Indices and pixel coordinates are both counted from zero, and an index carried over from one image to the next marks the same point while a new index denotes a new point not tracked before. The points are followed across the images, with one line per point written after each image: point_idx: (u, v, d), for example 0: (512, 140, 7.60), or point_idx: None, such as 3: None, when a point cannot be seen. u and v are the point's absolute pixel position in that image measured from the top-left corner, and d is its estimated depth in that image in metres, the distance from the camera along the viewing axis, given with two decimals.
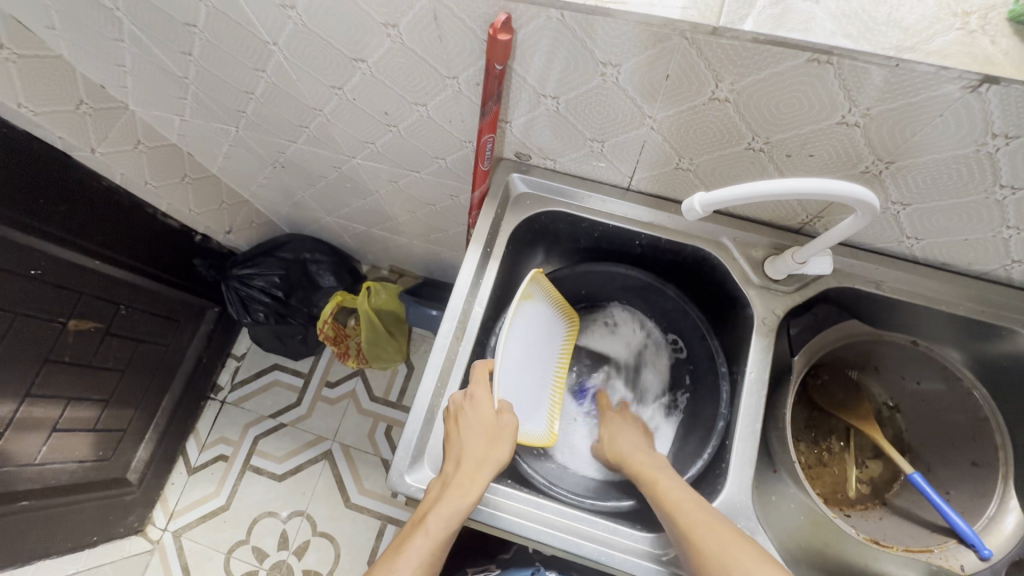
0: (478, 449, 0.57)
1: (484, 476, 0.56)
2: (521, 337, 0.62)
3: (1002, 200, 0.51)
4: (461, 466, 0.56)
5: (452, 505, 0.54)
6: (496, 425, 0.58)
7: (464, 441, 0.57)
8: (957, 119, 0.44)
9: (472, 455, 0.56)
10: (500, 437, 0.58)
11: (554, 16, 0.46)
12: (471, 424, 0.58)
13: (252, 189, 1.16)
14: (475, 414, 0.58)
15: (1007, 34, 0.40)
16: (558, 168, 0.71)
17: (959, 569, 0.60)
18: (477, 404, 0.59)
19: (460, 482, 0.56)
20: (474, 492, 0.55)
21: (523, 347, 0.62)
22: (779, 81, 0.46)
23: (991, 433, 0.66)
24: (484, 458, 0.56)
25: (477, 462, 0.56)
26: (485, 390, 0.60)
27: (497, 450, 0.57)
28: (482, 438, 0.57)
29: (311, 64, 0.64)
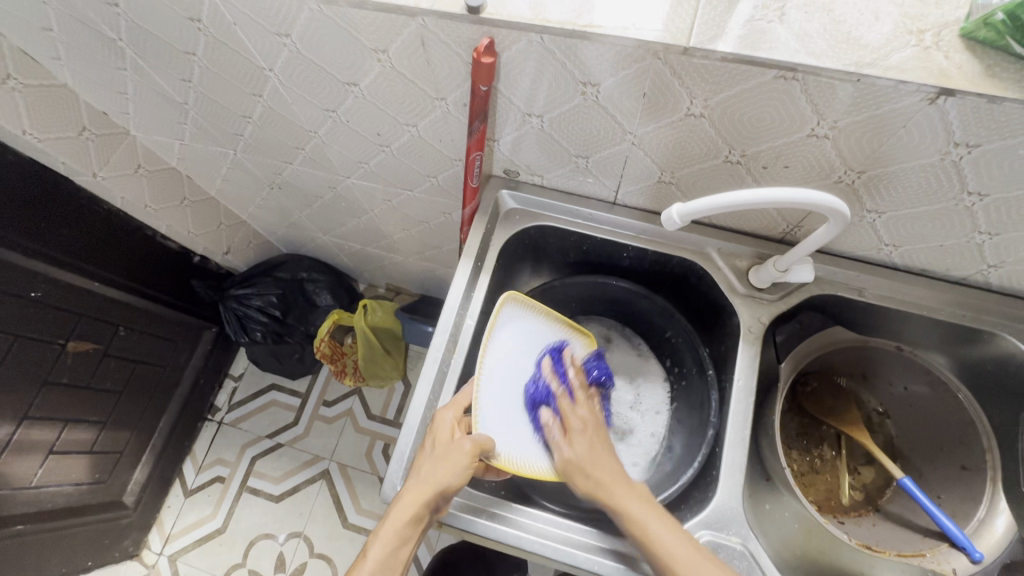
0: (430, 468, 0.56)
1: (430, 499, 0.54)
2: (499, 358, 0.65)
3: (971, 206, 0.53)
4: (409, 486, 0.56)
5: (393, 527, 0.53)
6: (447, 445, 0.58)
7: (420, 463, 0.57)
8: (920, 129, 0.46)
9: (421, 475, 0.56)
10: (448, 456, 0.57)
11: (535, 40, 0.49)
12: (426, 449, 0.58)
13: (250, 211, 1.18)
14: (434, 437, 0.59)
15: (959, 50, 0.43)
16: (546, 184, 0.73)
17: (950, 572, 0.61)
18: (433, 428, 0.60)
19: (404, 501, 0.54)
20: (414, 511, 0.54)
21: (505, 368, 0.65)
22: (749, 97, 0.48)
23: (978, 438, 0.66)
24: (431, 477, 0.55)
25: (424, 481, 0.55)
26: (451, 415, 0.61)
27: (448, 470, 0.56)
28: (433, 460, 0.57)
29: (306, 88, 0.67)
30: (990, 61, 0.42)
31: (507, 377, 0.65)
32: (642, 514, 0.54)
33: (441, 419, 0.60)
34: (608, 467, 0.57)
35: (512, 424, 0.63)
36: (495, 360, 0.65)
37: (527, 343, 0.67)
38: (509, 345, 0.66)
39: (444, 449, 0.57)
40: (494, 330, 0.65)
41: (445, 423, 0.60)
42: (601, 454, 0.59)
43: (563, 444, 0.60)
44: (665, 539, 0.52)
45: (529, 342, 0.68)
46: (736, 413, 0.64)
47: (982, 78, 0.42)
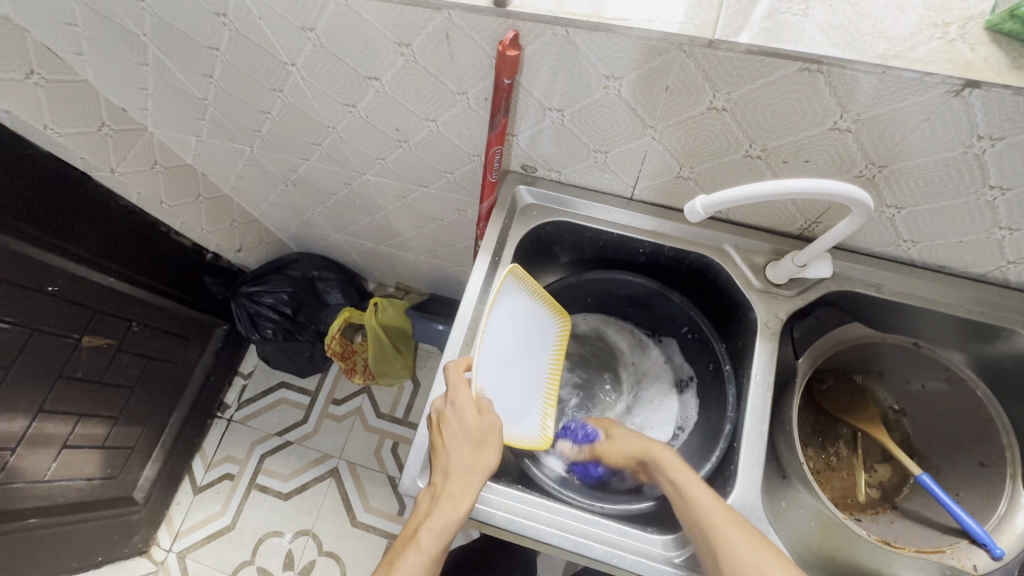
0: (468, 457, 0.57)
1: (477, 486, 0.57)
2: (499, 333, 0.60)
3: (992, 201, 0.53)
4: (452, 478, 0.57)
5: (447, 520, 0.54)
6: (481, 428, 0.57)
7: (453, 451, 0.57)
8: (943, 122, 0.46)
9: (464, 464, 0.57)
10: (487, 441, 0.57)
11: (559, 33, 0.49)
12: (456, 433, 0.57)
13: (264, 209, 1.19)
14: (461, 421, 0.57)
15: (985, 42, 0.43)
16: (563, 179, 0.73)
17: (972, 569, 0.59)
18: (460, 406, 0.58)
19: (453, 494, 0.56)
20: (465, 503, 0.55)
21: (500, 344, 0.60)
22: (773, 89, 0.48)
23: (997, 434, 0.65)
24: (473, 466, 0.57)
25: (467, 470, 0.57)
26: (464, 393, 0.59)
27: (488, 454, 0.57)
28: (471, 448, 0.57)
29: (326, 83, 0.67)
30: (1015, 53, 0.42)
31: (501, 355, 0.61)
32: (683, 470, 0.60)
33: (466, 396, 0.58)
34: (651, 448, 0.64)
35: (498, 398, 0.62)
36: (494, 338, 0.59)
37: (519, 318, 0.63)
38: (507, 321, 0.61)
39: (480, 433, 0.57)
40: (495, 304, 0.58)
41: (468, 404, 0.58)
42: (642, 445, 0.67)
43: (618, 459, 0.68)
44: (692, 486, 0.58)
45: (519, 318, 0.63)
46: (753, 408, 0.64)
47: (1007, 70, 0.42)
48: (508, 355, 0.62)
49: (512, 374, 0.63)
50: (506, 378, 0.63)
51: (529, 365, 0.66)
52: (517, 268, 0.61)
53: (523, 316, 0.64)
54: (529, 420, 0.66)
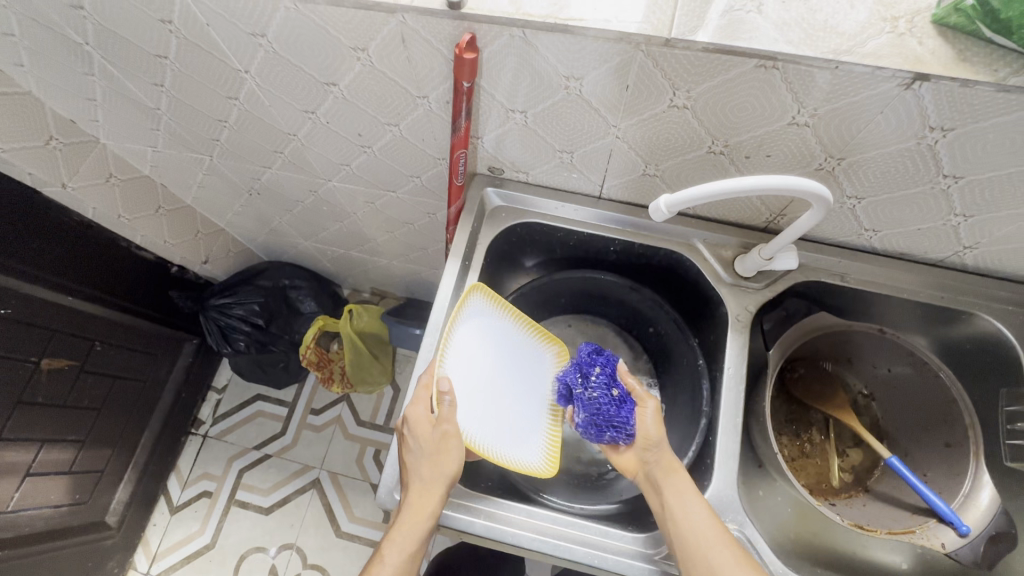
0: (426, 466, 0.57)
1: (438, 496, 0.56)
2: (467, 354, 0.64)
3: (946, 188, 0.54)
4: (414, 485, 0.57)
5: (409, 529, 0.54)
6: (435, 437, 0.58)
7: (413, 461, 0.58)
8: (896, 115, 0.47)
9: (421, 473, 0.57)
10: (443, 449, 0.57)
11: (517, 35, 0.48)
12: (417, 445, 0.58)
13: (229, 218, 1.16)
14: (416, 432, 0.59)
15: (932, 35, 0.43)
16: (530, 180, 0.73)
17: (940, 548, 0.62)
18: (416, 419, 0.59)
19: (413, 505, 0.56)
20: (426, 512, 0.55)
21: (473, 367, 0.65)
22: (730, 87, 0.48)
23: (960, 414, 0.68)
24: (430, 472, 0.57)
25: (426, 478, 0.57)
26: (422, 403, 0.59)
27: (445, 462, 0.57)
28: (429, 457, 0.57)
29: (283, 90, 0.65)
30: (961, 46, 0.42)
31: (472, 375, 0.64)
32: (678, 480, 0.58)
33: (421, 409, 0.59)
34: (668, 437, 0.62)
35: (488, 419, 0.64)
36: (461, 357, 0.64)
37: (494, 343, 0.67)
38: (476, 342, 0.66)
39: (435, 443, 0.58)
40: (460, 322, 0.64)
41: (421, 415, 0.59)
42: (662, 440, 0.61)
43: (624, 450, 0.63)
44: (693, 504, 0.56)
45: (489, 342, 0.67)
46: (727, 402, 0.65)
47: (955, 62, 0.42)
48: (485, 379, 0.65)
49: (496, 398, 0.65)
50: (488, 403, 0.64)
51: (520, 393, 0.68)
52: (485, 292, 0.66)
53: (500, 340, 0.68)
54: (534, 446, 0.66)
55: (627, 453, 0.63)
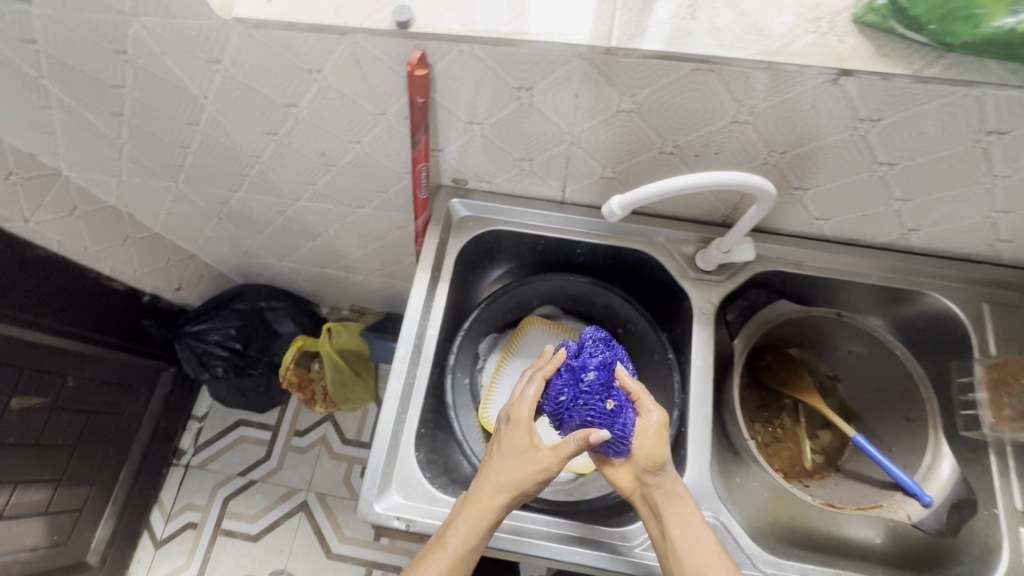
0: (508, 474, 0.55)
1: (509, 503, 0.55)
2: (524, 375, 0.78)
3: (883, 175, 0.57)
4: (486, 486, 0.55)
5: (467, 528, 0.54)
6: (531, 453, 0.55)
7: (495, 462, 0.57)
8: (827, 109, 0.50)
9: (501, 476, 0.55)
10: (537, 456, 0.55)
11: (466, 50, 0.50)
12: (506, 445, 0.57)
13: (199, 243, 1.15)
14: (508, 439, 0.57)
15: (852, 33, 0.46)
16: (494, 189, 0.74)
17: (906, 519, 0.64)
18: (516, 418, 0.57)
19: (479, 506, 0.55)
20: (492, 515, 0.54)
21: None
22: (672, 90, 0.50)
23: (918, 389, 0.70)
24: (510, 482, 0.55)
25: (503, 484, 0.55)
26: (524, 413, 0.57)
27: (526, 476, 0.55)
28: (520, 461, 0.55)
29: (242, 113, 0.66)
30: (879, 41, 0.45)
31: None
32: (683, 502, 0.57)
33: (525, 409, 0.57)
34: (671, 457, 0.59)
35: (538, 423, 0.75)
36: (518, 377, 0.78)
37: None
38: (534, 364, 0.79)
39: (524, 456, 0.56)
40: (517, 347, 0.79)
41: (520, 426, 0.57)
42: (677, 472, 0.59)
43: (620, 466, 0.59)
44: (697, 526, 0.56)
45: None
46: (696, 392, 0.67)
47: (876, 57, 0.45)
48: None
49: None
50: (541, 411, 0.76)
51: None
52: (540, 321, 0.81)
53: None
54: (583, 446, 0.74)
55: (623, 469, 0.58)
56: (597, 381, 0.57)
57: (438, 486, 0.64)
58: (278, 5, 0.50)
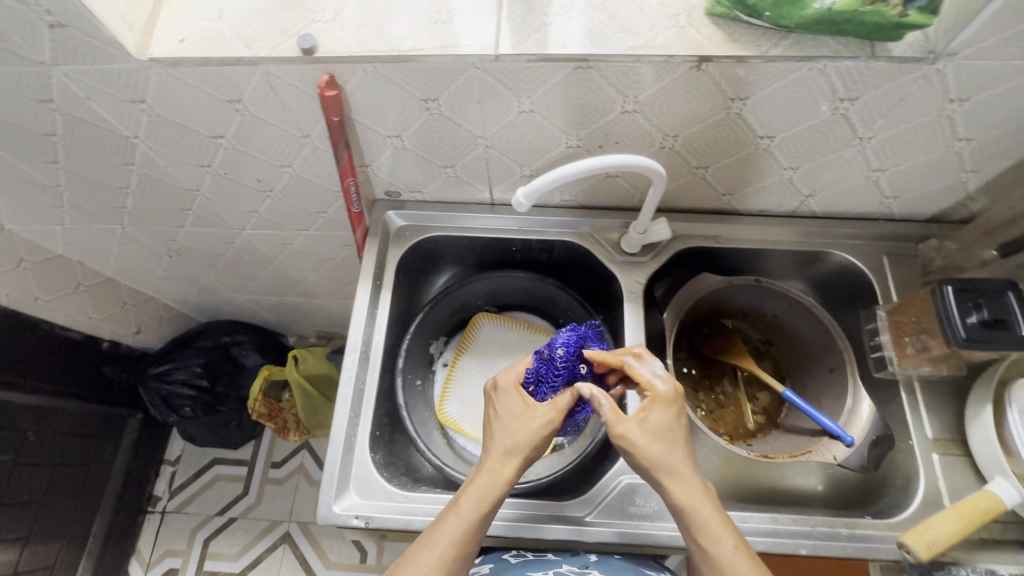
0: (514, 432, 0.55)
1: (519, 466, 0.54)
2: (477, 369, 0.82)
3: (767, 147, 0.63)
4: (496, 448, 0.55)
5: (484, 493, 0.53)
6: (534, 411, 0.56)
7: (500, 424, 0.56)
8: (700, 92, 0.55)
9: (511, 435, 0.55)
10: (538, 415, 0.56)
11: (369, 69, 0.54)
12: (505, 411, 0.57)
13: (154, 284, 1.16)
14: (505, 403, 0.57)
15: (707, 24, 0.52)
16: (427, 198, 0.78)
17: (834, 460, 0.68)
18: (505, 385, 0.59)
19: (492, 469, 0.54)
20: (505, 476, 0.54)
21: (481, 375, 0.81)
22: (561, 88, 0.55)
23: (835, 340, 0.76)
24: (519, 439, 0.55)
25: (513, 443, 0.55)
26: (511, 376, 0.59)
27: (533, 430, 0.55)
28: (522, 421, 0.56)
29: (174, 149, 0.69)
30: (731, 30, 0.52)
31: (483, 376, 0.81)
32: (701, 507, 0.51)
33: (512, 375, 0.59)
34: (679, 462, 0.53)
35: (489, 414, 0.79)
36: (471, 373, 0.81)
37: (504, 354, 0.82)
38: (485, 357, 0.82)
39: (526, 413, 0.56)
40: (471, 342, 0.83)
41: (510, 392, 0.58)
42: (674, 442, 0.53)
43: None
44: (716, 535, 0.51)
45: (508, 348, 0.83)
46: None
47: (727, 43, 0.51)
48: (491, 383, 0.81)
49: None
50: None
51: None
52: (489, 317, 0.84)
53: (508, 350, 0.83)
54: None
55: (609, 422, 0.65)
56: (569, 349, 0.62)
57: (395, 483, 0.67)
58: (191, 43, 0.54)
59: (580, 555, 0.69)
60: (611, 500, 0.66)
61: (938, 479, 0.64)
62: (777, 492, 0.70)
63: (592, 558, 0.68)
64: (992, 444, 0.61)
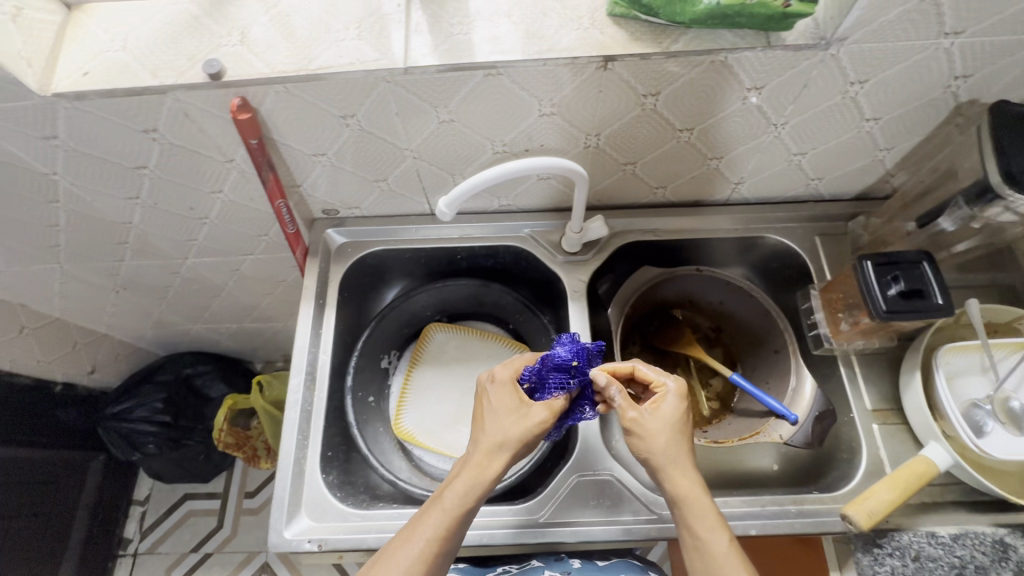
0: (502, 428, 0.55)
1: (505, 462, 0.54)
2: (431, 381, 0.81)
3: (688, 140, 0.65)
4: (484, 442, 0.55)
5: (467, 487, 0.53)
6: (524, 406, 0.57)
7: (488, 417, 0.57)
8: (612, 90, 0.56)
9: (499, 429, 0.55)
10: (528, 410, 0.56)
11: (280, 89, 0.54)
12: (495, 403, 0.57)
13: (105, 321, 1.13)
14: (496, 397, 0.57)
15: (609, 25, 0.54)
16: (366, 214, 0.78)
17: (780, 439, 0.71)
18: (501, 379, 0.58)
19: (477, 462, 0.54)
20: (490, 471, 0.54)
21: (436, 388, 0.81)
22: (476, 96, 0.56)
23: (776, 321, 0.78)
24: (507, 435, 0.55)
25: (500, 438, 0.55)
26: (506, 370, 0.59)
27: (520, 426, 0.55)
28: (511, 416, 0.56)
29: (99, 184, 0.68)
30: (632, 29, 0.53)
31: (437, 389, 0.80)
32: (700, 502, 0.52)
33: (508, 369, 0.59)
34: (682, 457, 0.53)
35: (444, 425, 0.78)
36: (426, 386, 0.81)
37: (458, 364, 0.82)
38: (439, 369, 0.82)
39: (517, 408, 0.56)
40: (424, 355, 0.83)
41: (503, 386, 0.58)
42: (675, 433, 0.54)
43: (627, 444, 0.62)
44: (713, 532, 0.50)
45: (462, 357, 0.82)
46: None
47: (629, 42, 0.53)
48: (445, 395, 0.80)
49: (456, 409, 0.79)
50: (452, 416, 0.78)
51: None
52: (440, 329, 0.84)
53: (460, 360, 0.82)
54: None
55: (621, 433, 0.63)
56: (580, 354, 0.59)
57: (349, 502, 0.66)
58: (96, 76, 0.53)
59: (563, 560, 0.70)
60: (564, 499, 0.66)
61: (879, 448, 0.66)
62: (733, 475, 0.71)
63: (575, 562, 0.69)
64: (923, 410, 0.63)
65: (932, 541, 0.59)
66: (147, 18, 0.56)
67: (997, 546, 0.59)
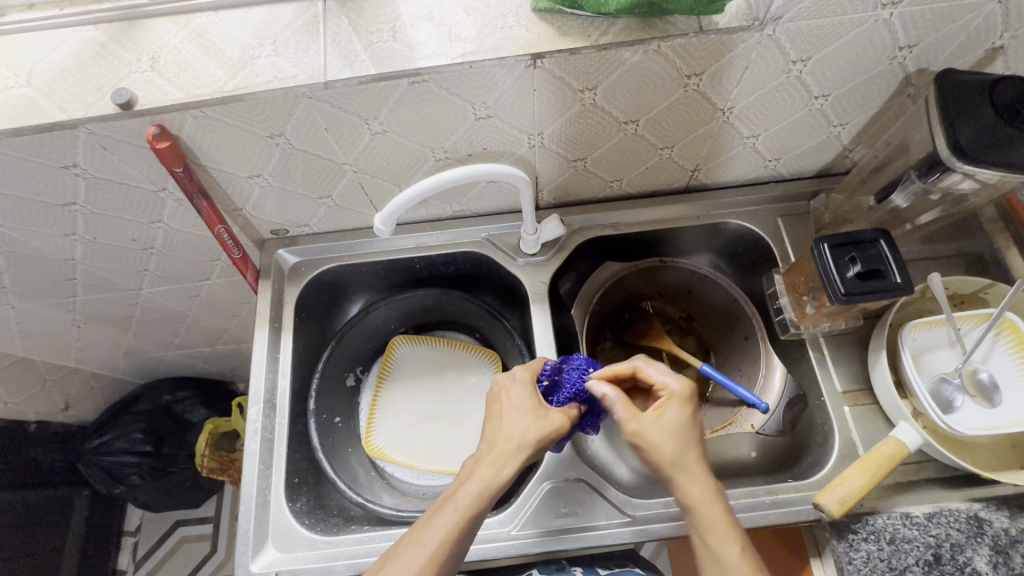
0: (517, 426, 0.55)
1: (522, 461, 0.53)
2: (403, 396, 0.79)
3: (635, 131, 0.63)
4: (500, 441, 0.54)
5: (482, 485, 0.52)
6: (539, 406, 0.57)
7: (504, 415, 0.56)
8: (547, 89, 0.54)
9: (514, 427, 0.55)
10: (547, 413, 0.57)
11: (197, 114, 0.52)
12: (514, 402, 0.57)
13: (73, 357, 1.11)
14: (514, 397, 0.58)
15: (536, 23, 0.52)
16: (318, 231, 0.76)
17: (752, 429, 0.71)
18: (521, 379, 0.59)
19: (493, 460, 0.53)
20: (507, 470, 0.52)
21: (406, 402, 0.79)
22: (407, 104, 0.54)
23: (743, 308, 0.78)
24: (523, 434, 0.54)
25: (512, 437, 0.54)
26: (524, 372, 0.60)
27: (533, 425, 0.55)
28: (529, 415, 0.56)
29: (30, 223, 0.65)
30: (559, 24, 0.51)
31: (408, 403, 0.79)
32: (711, 513, 0.50)
33: (524, 369, 0.60)
34: (694, 467, 0.52)
35: (415, 439, 0.76)
36: (398, 401, 0.79)
37: (427, 376, 0.80)
38: (409, 382, 0.80)
39: (536, 409, 0.57)
40: (394, 369, 0.81)
41: (520, 388, 0.59)
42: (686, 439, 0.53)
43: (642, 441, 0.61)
44: (726, 546, 0.49)
45: (431, 368, 0.81)
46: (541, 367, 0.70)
47: (557, 37, 0.51)
48: (416, 408, 0.78)
49: (427, 423, 0.77)
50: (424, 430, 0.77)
51: (456, 410, 0.78)
52: (409, 342, 0.82)
53: (429, 371, 0.81)
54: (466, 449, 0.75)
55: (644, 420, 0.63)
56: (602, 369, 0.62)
57: (319, 529, 0.65)
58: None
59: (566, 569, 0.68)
60: (535, 508, 0.65)
61: (852, 431, 0.65)
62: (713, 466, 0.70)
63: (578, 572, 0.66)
64: (890, 390, 0.62)
65: (907, 522, 0.58)
66: (52, 49, 0.53)
67: (973, 522, 0.58)
